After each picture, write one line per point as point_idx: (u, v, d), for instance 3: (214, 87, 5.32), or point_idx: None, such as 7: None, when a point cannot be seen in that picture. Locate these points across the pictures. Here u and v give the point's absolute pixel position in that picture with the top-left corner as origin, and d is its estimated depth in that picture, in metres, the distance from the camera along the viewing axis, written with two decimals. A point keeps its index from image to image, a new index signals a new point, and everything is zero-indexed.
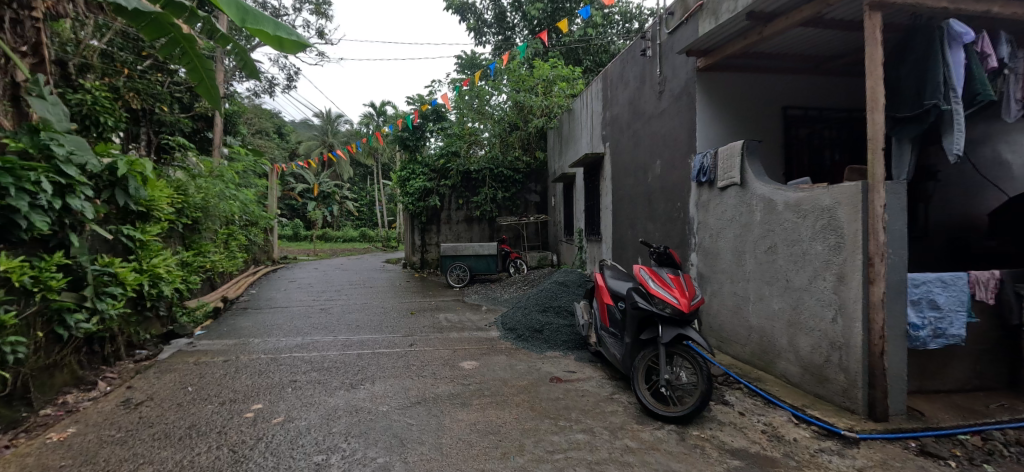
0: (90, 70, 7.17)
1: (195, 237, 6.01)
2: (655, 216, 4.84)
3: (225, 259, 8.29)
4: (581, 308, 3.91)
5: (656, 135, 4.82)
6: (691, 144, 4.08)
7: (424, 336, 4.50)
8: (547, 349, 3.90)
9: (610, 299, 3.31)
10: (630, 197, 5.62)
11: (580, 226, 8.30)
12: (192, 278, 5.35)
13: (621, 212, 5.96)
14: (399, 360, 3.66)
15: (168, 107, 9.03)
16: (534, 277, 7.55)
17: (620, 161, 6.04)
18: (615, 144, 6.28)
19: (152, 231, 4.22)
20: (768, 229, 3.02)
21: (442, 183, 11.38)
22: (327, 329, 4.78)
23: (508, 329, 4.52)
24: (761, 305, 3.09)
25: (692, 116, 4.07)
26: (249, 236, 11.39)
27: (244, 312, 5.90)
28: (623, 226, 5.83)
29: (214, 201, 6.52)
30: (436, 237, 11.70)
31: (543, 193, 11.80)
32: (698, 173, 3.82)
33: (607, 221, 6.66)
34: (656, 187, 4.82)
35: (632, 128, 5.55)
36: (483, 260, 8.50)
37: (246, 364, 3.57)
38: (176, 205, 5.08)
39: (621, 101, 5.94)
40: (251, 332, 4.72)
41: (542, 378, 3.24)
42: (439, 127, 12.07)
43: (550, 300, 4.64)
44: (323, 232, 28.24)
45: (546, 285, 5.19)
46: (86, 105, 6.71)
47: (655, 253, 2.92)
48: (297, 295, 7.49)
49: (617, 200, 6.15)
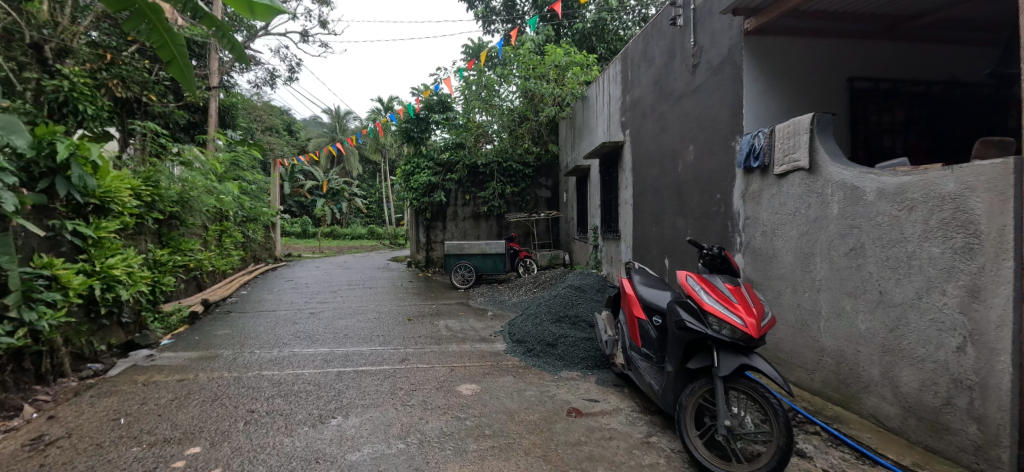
0: (68, 56, 6.72)
1: (173, 234, 5.46)
2: (687, 210, 4.16)
3: (216, 258, 7.78)
4: (604, 319, 3.26)
5: (689, 116, 4.13)
6: (735, 124, 3.40)
7: (419, 349, 3.88)
8: (562, 368, 3.26)
9: (643, 313, 2.64)
10: (655, 190, 4.94)
11: (595, 222, 7.64)
12: (166, 279, 4.86)
13: (644, 206, 5.28)
14: (385, 383, 3.04)
15: (158, 97, 8.58)
16: (546, 279, 6.91)
17: (643, 149, 5.36)
18: (636, 130, 5.61)
19: (106, 227, 3.67)
20: (851, 225, 2.34)
21: (448, 177, 10.76)
22: (310, 340, 4.18)
23: (515, 341, 3.88)
24: (840, 321, 2.41)
25: (737, 90, 3.38)
26: (247, 233, 10.90)
27: (226, 317, 5.35)
28: (646, 222, 5.16)
29: (196, 195, 5.97)
30: (442, 234, 11.08)
31: (554, 188, 11.15)
32: (747, 157, 3.15)
33: (626, 218, 5.99)
34: (689, 177, 4.14)
35: (658, 110, 4.87)
36: (490, 260, 7.88)
37: (202, 386, 2.97)
38: (145, 200, 4.56)
39: (645, 81, 5.25)
40: (225, 342, 4.14)
41: (558, 410, 2.60)
42: (444, 117, 11.45)
43: (564, 308, 3.99)
44: (331, 229, 27.87)
45: (559, 289, 4.54)
46: (63, 91, 6.35)
47: (705, 256, 2.23)
48: (290, 297, 6.93)
49: (639, 193, 5.47)
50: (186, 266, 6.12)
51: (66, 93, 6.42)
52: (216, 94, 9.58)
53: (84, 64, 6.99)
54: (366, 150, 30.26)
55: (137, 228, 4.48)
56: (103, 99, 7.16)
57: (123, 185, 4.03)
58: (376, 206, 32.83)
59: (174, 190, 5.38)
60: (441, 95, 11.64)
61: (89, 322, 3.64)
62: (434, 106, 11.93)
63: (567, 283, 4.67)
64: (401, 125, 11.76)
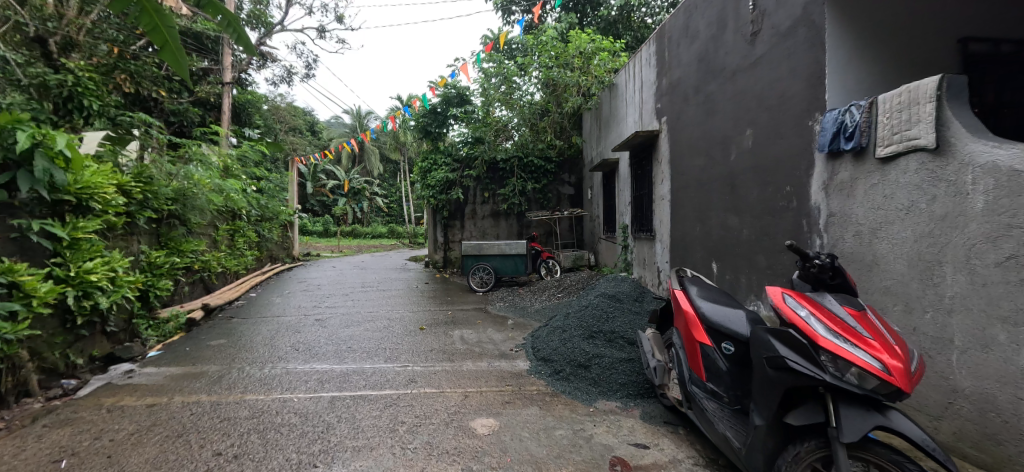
0: (74, 50, 6.50)
1: (172, 234, 5.08)
2: (743, 206, 3.53)
3: (226, 259, 7.48)
4: (650, 338, 2.67)
5: (746, 95, 3.50)
6: (812, 99, 2.75)
7: (429, 367, 3.36)
8: (598, 398, 2.68)
9: (708, 338, 2.04)
10: (699, 183, 4.31)
11: (625, 221, 7.01)
12: (163, 282, 4.55)
13: (686, 203, 4.65)
14: (384, 413, 2.53)
15: (169, 92, 8.37)
16: (571, 282, 6.33)
17: (683, 137, 4.73)
18: (675, 117, 4.98)
19: (83, 227, 3.30)
20: (1012, 224, 1.69)
21: (467, 174, 10.27)
22: (309, 353, 3.71)
23: (540, 360, 3.31)
24: (989, 356, 1.76)
25: (815, 58, 2.74)
26: (262, 232, 10.66)
27: (227, 324, 4.95)
28: (689, 221, 4.53)
29: (201, 192, 5.67)
30: (460, 234, 10.58)
31: (578, 185, 10.53)
32: (834, 137, 2.52)
33: (663, 216, 5.37)
34: (745, 167, 3.50)
35: (703, 92, 4.25)
36: (511, 261, 7.34)
37: (172, 415, 2.53)
38: (136, 198, 4.21)
39: (686, 60, 4.62)
40: (216, 355, 3.71)
41: (598, 461, 2.03)
42: (462, 111, 10.95)
43: (597, 321, 3.40)
44: (352, 228, 27.86)
45: (589, 297, 3.96)
46: (67, 86, 6.12)
47: (814, 269, 1.62)
48: (299, 300, 6.54)
49: (679, 188, 4.83)
50: (188, 268, 5.76)
51: (71, 88, 6.18)
52: (229, 89, 9.28)
53: (91, 58, 6.77)
54: (386, 149, 30.17)
55: (127, 228, 4.14)
56: (113, 95, 6.94)
57: (106, 180, 3.67)
58: (396, 205, 32.76)
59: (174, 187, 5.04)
60: (460, 87, 11.08)
61: (64, 333, 3.26)
62: (451, 98, 11.25)
63: (598, 290, 4.09)
64: (419, 120, 11.37)
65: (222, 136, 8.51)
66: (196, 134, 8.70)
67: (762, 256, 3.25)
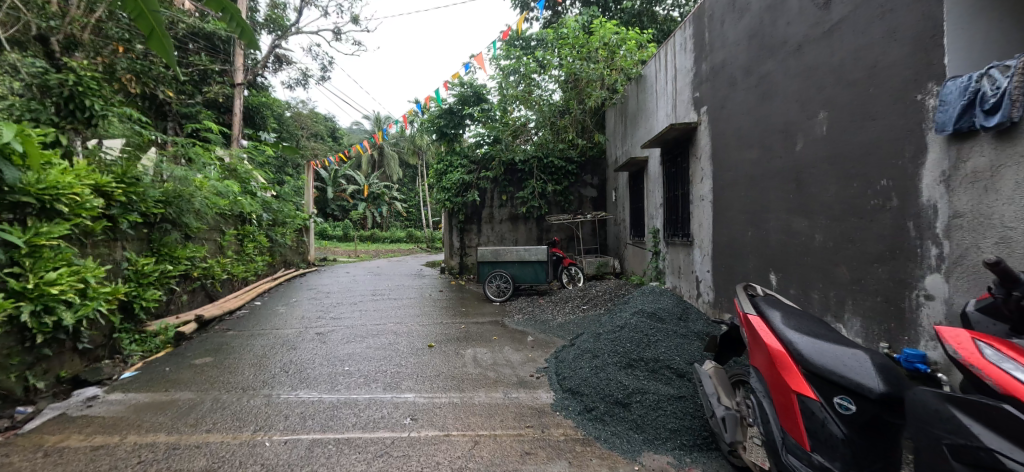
0: (77, 48, 6.31)
1: (165, 239, 4.68)
2: (814, 205, 2.91)
3: (232, 266, 7.14)
4: (709, 371, 2.12)
5: (816, 71, 2.90)
6: (923, 67, 2.16)
7: (434, 397, 2.83)
8: (643, 449, 2.09)
9: (810, 388, 1.49)
10: (751, 179, 3.70)
11: (655, 225, 6.39)
12: (151, 291, 4.19)
13: (732, 203, 4.03)
14: (378, 465, 2.01)
15: (176, 93, 8.14)
16: (596, 293, 5.74)
17: (727, 128, 4.13)
18: (716, 105, 4.39)
19: (42, 231, 2.89)
20: None
21: (483, 175, 9.76)
22: (300, 376, 3.24)
23: (568, 392, 2.74)
24: None
25: (926, 14, 2.15)
26: (274, 237, 10.36)
27: (221, 337, 4.54)
28: (739, 224, 3.92)
29: (200, 194, 5.32)
30: (476, 239, 10.05)
31: (601, 186, 9.91)
32: (966, 110, 1.91)
33: (702, 219, 4.75)
34: (816, 158, 2.89)
35: (755, 73, 3.66)
36: (530, 268, 6.77)
37: (116, 464, 2.04)
38: (118, 200, 3.85)
39: (732, 39, 4.04)
40: (195, 377, 3.26)
41: None
42: (478, 110, 10.50)
43: (636, 346, 2.81)
44: (371, 233, 27.71)
45: (623, 313, 3.38)
46: None
47: None
48: (304, 310, 6.11)
49: (723, 186, 4.22)
50: (185, 275, 5.37)
51: None
52: (239, 91, 8.98)
53: (95, 57, 6.54)
54: (404, 154, 30.05)
55: (109, 233, 3.79)
56: (119, 96, 6.66)
57: (79, 180, 3.31)
58: (414, 210, 32.61)
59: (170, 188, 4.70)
60: (476, 84, 10.60)
61: (23, 353, 2.82)
62: (467, 98, 10.81)
63: (633, 304, 3.52)
64: (434, 120, 10.93)
65: (218, 132, 8.04)
66: (189, 130, 8.14)
67: (844, 267, 2.64)
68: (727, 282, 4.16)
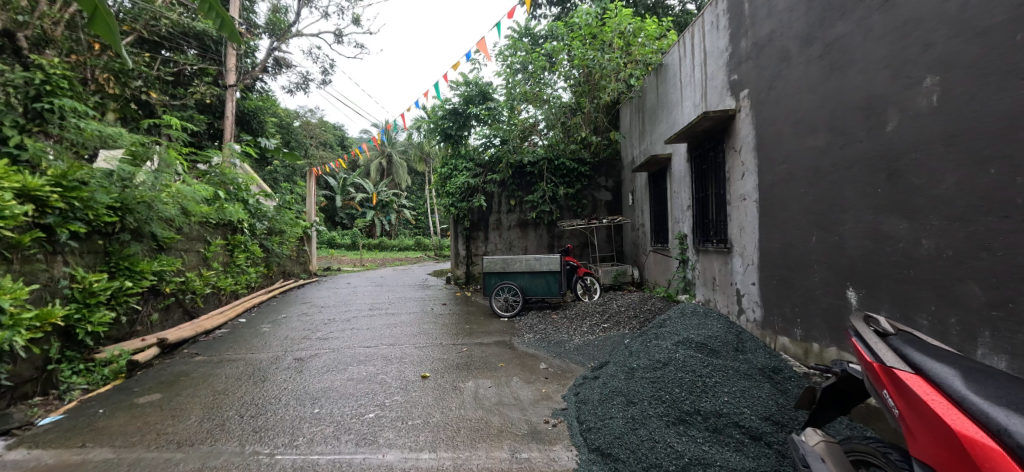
0: (48, 46, 5.73)
1: (124, 251, 4.09)
2: (920, 200, 2.23)
3: (217, 278, 6.58)
4: (818, 450, 1.46)
5: (919, 24, 2.24)
6: None
7: (420, 459, 2.14)
8: None
9: None
10: (815, 171, 3.01)
11: (682, 230, 5.70)
12: (100, 313, 3.59)
13: (787, 201, 3.34)
14: None
15: (160, 94, 7.66)
16: (618, 308, 5.02)
17: (778, 111, 3.45)
18: (761, 87, 3.71)
19: None
20: None
21: (490, 179, 9.13)
22: (257, 423, 2.58)
23: (595, 452, 2.03)
24: None
25: None
26: (272, 247, 9.82)
27: (185, 363, 3.92)
28: (797, 226, 3.22)
29: (168, 200, 4.72)
30: (483, 247, 9.38)
31: (616, 189, 9.23)
32: None
33: (743, 221, 4.05)
34: (922, 138, 2.23)
35: (818, 41, 2.98)
36: (541, 280, 6.09)
37: None
38: (55, 206, 3.30)
39: (783, 5, 3.37)
40: (128, 425, 2.62)
41: None
42: (484, 110, 9.90)
43: (689, 393, 2.09)
44: (379, 241, 27.28)
45: (662, 342, 2.66)
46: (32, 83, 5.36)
47: None
48: (290, 329, 5.48)
49: (773, 182, 3.54)
50: (153, 290, 4.80)
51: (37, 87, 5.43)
52: (231, 92, 8.51)
53: (69, 56, 5.99)
54: (412, 161, 29.64)
55: (41, 246, 3.22)
56: (95, 96, 6.07)
57: None
58: (422, 218, 32.13)
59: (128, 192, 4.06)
60: (482, 82, 9.95)
61: None
62: (472, 97, 10.18)
63: (671, 329, 2.81)
64: (438, 121, 10.34)
65: (179, 129, 7.05)
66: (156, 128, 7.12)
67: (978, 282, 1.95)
68: (780, 297, 3.47)
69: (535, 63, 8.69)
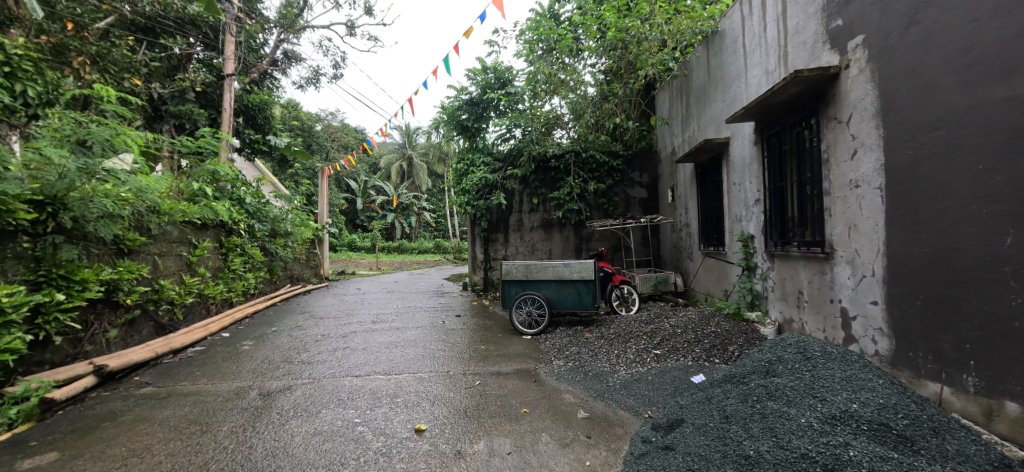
0: (12, 24, 4.92)
1: (60, 256, 3.31)
2: None
3: (202, 286, 5.81)
4: None
5: None
6: None
7: None
8: None
9: None
10: (1012, 134, 2.06)
11: (746, 230, 4.60)
12: (11, 337, 2.81)
13: (949, 183, 2.33)
14: None
15: (143, 80, 6.98)
16: (671, 328, 3.97)
17: (922, 58, 2.45)
18: (888, 27, 2.67)
19: None
20: None
21: (510, 174, 8.19)
22: None
23: None
24: None
25: None
26: (278, 250, 9.11)
27: (122, 400, 3.08)
28: (971, 222, 2.24)
29: (121, 194, 3.91)
30: (502, 250, 8.39)
31: (652, 185, 8.13)
32: None
33: (854, 218, 2.98)
34: None
35: None
36: (571, 290, 5.08)
37: None
38: None
39: None
40: None
41: None
42: (504, 98, 8.96)
43: None
44: (398, 245, 26.65)
45: (803, 422, 1.84)
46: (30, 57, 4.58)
47: None
48: (275, 347, 4.62)
49: (916, 158, 2.50)
50: (111, 302, 4.04)
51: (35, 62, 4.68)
52: (231, 83, 7.85)
53: (39, 37, 5.17)
54: (433, 163, 29.00)
55: None
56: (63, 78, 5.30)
57: None
58: (442, 220, 31.44)
59: (48, 180, 3.22)
60: (501, 68, 9.04)
61: None
62: (491, 84, 9.29)
63: (806, 390, 2.03)
64: (453, 113, 9.41)
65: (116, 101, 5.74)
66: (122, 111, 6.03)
67: None
68: (929, 325, 2.43)
69: (562, 42, 7.71)
